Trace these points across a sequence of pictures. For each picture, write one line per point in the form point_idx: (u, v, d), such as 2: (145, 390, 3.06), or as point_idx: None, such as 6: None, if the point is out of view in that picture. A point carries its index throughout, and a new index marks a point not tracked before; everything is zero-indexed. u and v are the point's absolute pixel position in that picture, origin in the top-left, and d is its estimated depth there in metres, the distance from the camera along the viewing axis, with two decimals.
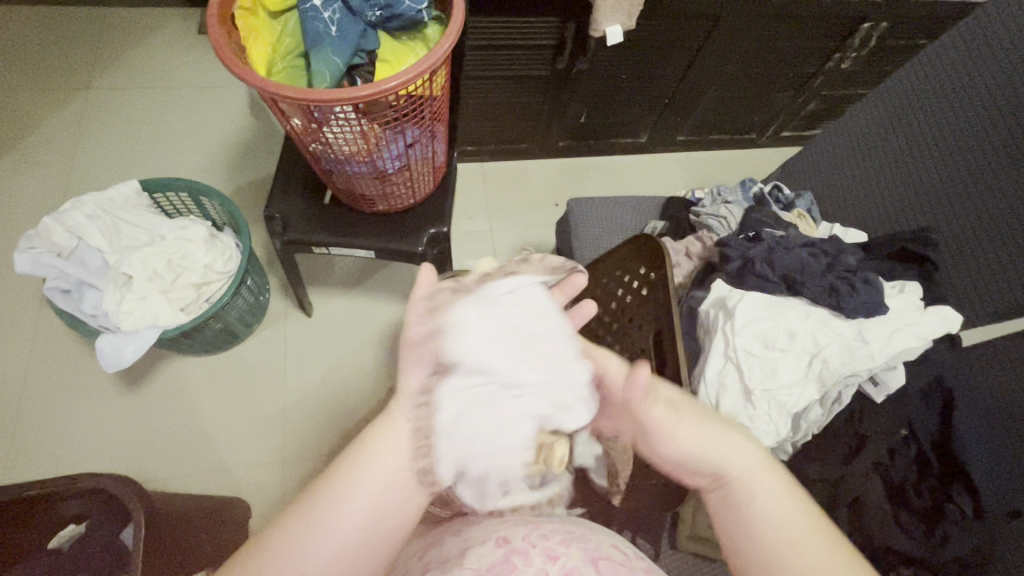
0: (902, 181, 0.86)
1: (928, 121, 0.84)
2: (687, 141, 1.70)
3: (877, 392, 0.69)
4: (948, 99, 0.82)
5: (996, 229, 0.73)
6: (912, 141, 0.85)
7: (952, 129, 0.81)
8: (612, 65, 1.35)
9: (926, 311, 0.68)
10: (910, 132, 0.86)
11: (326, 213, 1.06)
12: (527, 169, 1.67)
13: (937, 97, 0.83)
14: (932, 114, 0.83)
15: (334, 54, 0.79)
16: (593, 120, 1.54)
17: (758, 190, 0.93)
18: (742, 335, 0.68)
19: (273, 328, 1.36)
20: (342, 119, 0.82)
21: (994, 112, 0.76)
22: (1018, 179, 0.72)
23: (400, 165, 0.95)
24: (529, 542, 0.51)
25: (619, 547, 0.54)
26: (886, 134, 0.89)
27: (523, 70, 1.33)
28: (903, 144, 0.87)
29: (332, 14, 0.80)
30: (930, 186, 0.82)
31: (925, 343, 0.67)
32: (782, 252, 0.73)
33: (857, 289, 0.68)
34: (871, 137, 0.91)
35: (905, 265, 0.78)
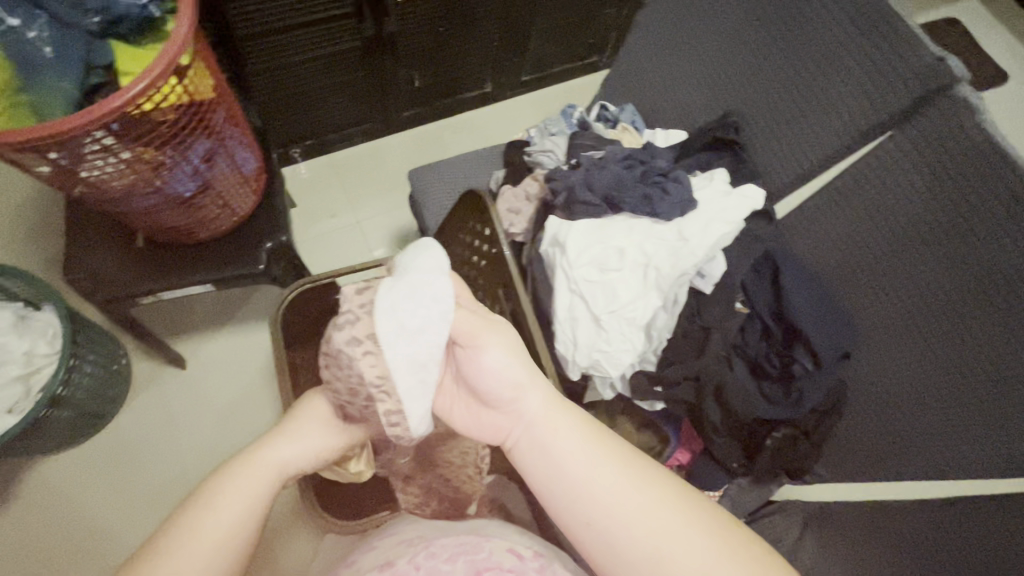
0: (696, 67, 0.84)
1: (704, 9, 0.82)
2: (535, 80, 1.66)
3: (705, 284, 0.71)
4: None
5: (778, 96, 0.74)
6: (693, 26, 0.84)
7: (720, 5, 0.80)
8: (423, 20, 1.27)
9: (732, 193, 0.70)
10: (691, 16, 0.84)
11: (144, 255, 0.94)
12: (380, 148, 1.57)
13: None
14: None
15: (60, 79, 0.68)
16: (428, 82, 1.46)
17: (579, 114, 0.91)
18: (575, 269, 0.68)
19: (146, 394, 1.23)
20: (100, 153, 0.71)
21: None
22: (788, 46, 0.72)
23: (201, 184, 0.84)
24: (412, 567, 0.55)
25: (515, 549, 0.59)
26: (672, 27, 0.87)
27: (329, 49, 1.21)
28: (689, 30, 0.85)
29: (40, 32, 0.67)
30: (717, 68, 0.81)
31: (735, 225, 0.68)
32: (598, 171, 0.72)
33: (668, 191, 0.70)
34: (662, 37, 0.89)
35: (717, 153, 0.78)
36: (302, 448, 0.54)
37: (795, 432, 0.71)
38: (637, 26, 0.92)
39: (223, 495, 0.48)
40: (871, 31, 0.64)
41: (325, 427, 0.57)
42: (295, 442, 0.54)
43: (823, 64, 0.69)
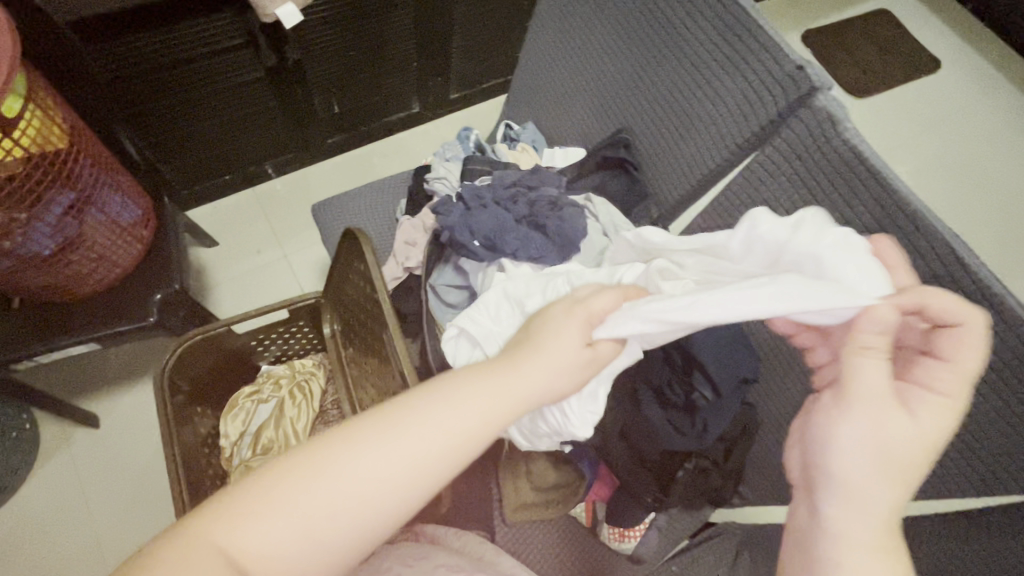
0: (584, 85, 0.81)
1: (584, 22, 0.78)
2: (463, 96, 1.62)
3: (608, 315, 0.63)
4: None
5: (659, 111, 0.71)
6: (574, 41, 0.81)
7: (595, 18, 0.77)
8: (327, 45, 1.22)
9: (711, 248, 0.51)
10: (573, 30, 0.81)
11: (20, 317, 0.87)
12: (307, 177, 1.52)
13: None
14: (581, 8, 0.78)
15: None
16: (348, 106, 1.42)
17: (476, 138, 0.88)
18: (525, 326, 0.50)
19: (58, 457, 1.15)
20: None
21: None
22: (663, 60, 0.69)
23: (65, 240, 0.78)
24: None
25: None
26: (556, 41, 0.83)
27: (230, 79, 1.16)
28: (572, 45, 0.81)
29: None
30: (601, 85, 0.78)
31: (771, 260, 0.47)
32: (479, 211, 0.69)
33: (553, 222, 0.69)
34: (550, 52, 0.85)
35: (609, 173, 0.76)
36: (544, 382, 0.43)
37: (701, 462, 0.68)
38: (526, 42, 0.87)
39: (423, 412, 0.39)
40: (731, 43, 0.62)
41: (580, 351, 0.45)
42: (543, 374, 0.43)
43: (695, 77, 0.66)
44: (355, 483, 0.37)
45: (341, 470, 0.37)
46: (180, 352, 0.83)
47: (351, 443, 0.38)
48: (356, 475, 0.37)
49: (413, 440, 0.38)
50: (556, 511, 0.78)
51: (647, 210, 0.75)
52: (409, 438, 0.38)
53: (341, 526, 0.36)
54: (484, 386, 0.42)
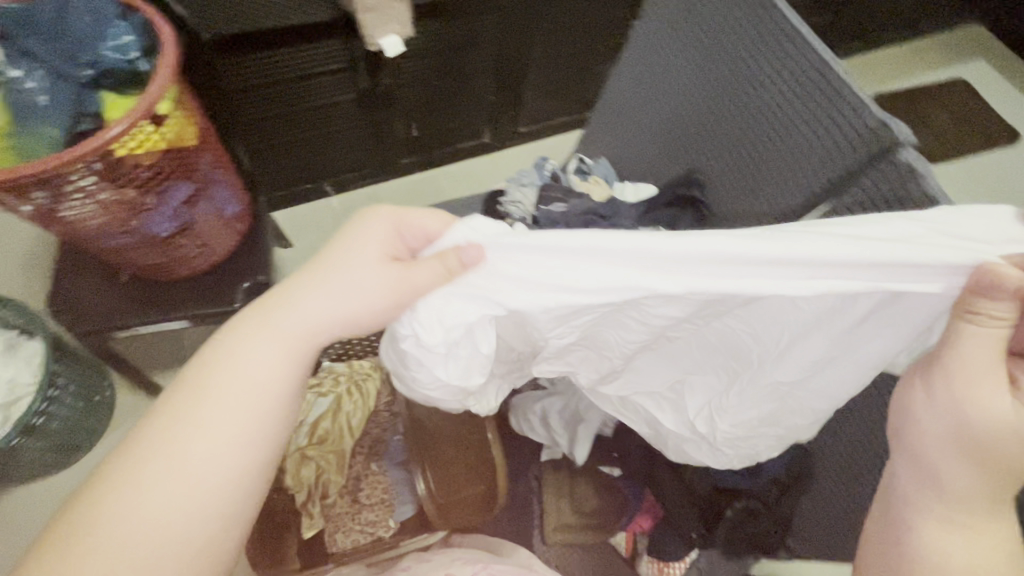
0: (662, 128, 0.87)
1: (668, 69, 0.84)
2: (532, 131, 1.69)
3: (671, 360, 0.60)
4: (660, 35, 0.85)
5: (729, 154, 0.76)
6: (657, 86, 0.86)
7: (671, 60, 0.83)
8: (416, 72, 1.32)
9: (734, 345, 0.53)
10: (651, 70, 0.87)
11: (125, 290, 0.97)
12: (378, 193, 1.61)
13: (668, 43, 0.83)
14: (660, 53, 0.85)
15: (47, 120, 0.72)
16: (426, 130, 1.51)
17: (551, 168, 0.93)
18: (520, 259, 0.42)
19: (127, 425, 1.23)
20: (79, 192, 0.74)
21: (710, 49, 0.76)
22: (740, 115, 0.73)
23: (179, 225, 0.88)
24: None
25: None
26: (635, 83, 0.91)
27: (328, 98, 1.27)
28: (650, 86, 0.88)
29: (35, 81, 0.73)
30: (673, 122, 0.84)
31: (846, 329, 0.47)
32: None
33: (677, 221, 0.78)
34: (634, 93, 0.91)
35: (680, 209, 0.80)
36: (337, 300, 0.47)
37: (752, 504, 0.67)
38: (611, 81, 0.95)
39: (223, 396, 0.46)
40: (797, 83, 0.65)
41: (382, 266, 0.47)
42: (339, 297, 0.47)
43: (766, 114, 0.69)
44: (165, 494, 0.44)
45: (145, 496, 0.43)
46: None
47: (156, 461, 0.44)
48: (170, 484, 0.44)
49: (222, 430, 0.45)
50: (594, 535, 0.79)
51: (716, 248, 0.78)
52: (199, 444, 0.44)
53: (191, 508, 0.44)
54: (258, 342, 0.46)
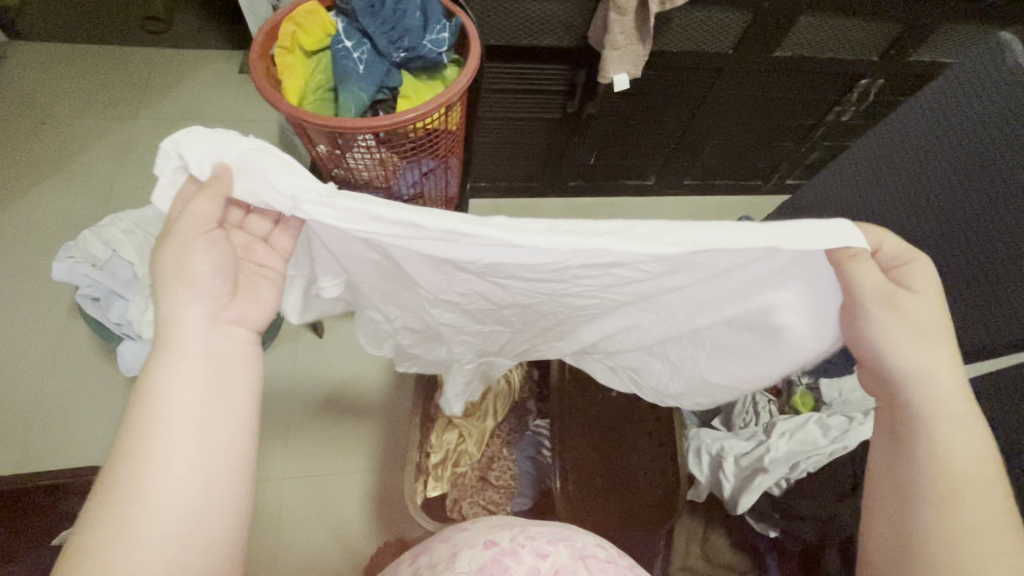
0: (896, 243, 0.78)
1: (918, 182, 0.75)
2: (694, 186, 1.75)
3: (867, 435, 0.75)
4: (947, 108, 0.73)
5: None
6: (894, 197, 0.78)
7: (950, 142, 0.72)
8: (620, 109, 1.41)
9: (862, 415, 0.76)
10: (916, 145, 0.76)
11: None
12: (540, 206, 1.71)
13: (926, 153, 0.75)
14: (937, 128, 0.74)
15: (360, 88, 0.86)
16: (603, 161, 1.59)
17: None
18: (525, 234, 0.48)
19: (285, 347, 1.35)
20: (365, 147, 0.88)
21: (987, 166, 0.68)
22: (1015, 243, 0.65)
23: (415, 192, 1.01)
24: (519, 543, 0.52)
25: (603, 547, 0.56)
26: (887, 151, 0.80)
27: (538, 114, 1.40)
28: (903, 161, 0.77)
29: (361, 54, 0.87)
30: (920, 215, 0.75)
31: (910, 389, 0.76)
32: None
33: None
34: (858, 202, 0.83)
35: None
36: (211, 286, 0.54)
37: None
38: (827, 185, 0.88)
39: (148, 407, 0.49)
40: None
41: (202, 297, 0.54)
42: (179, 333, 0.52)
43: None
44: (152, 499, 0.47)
45: (136, 541, 0.46)
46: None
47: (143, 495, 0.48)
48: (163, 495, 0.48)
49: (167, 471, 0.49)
50: None
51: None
52: (164, 472, 0.48)
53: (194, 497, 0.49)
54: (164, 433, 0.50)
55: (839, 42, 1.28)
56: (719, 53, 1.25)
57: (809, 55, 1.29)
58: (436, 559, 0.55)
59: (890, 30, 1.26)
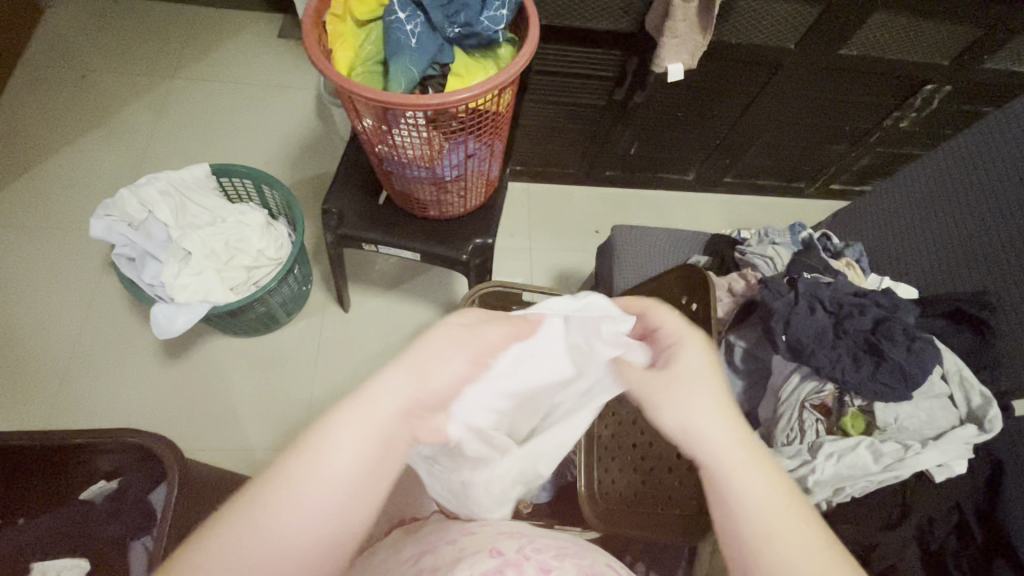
0: (956, 263, 0.86)
1: (975, 213, 0.85)
2: (735, 183, 1.69)
3: (937, 472, 0.68)
4: (1001, 154, 0.84)
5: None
6: (953, 224, 0.87)
7: (999, 185, 0.83)
8: (667, 101, 1.36)
9: (949, 447, 0.67)
10: (967, 183, 0.87)
11: (380, 211, 1.09)
12: (574, 194, 1.67)
13: (981, 190, 0.85)
14: (987, 171, 0.85)
15: (411, 63, 0.83)
16: (643, 153, 1.54)
17: (807, 235, 0.94)
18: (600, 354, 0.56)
19: (310, 319, 1.35)
20: (412, 124, 0.85)
21: None
22: None
23: (457, 174, 0.98)
24: (524, 556, 0.50)
25: (612, 566, 0.53)
26: (939, 186, 0.91)
27: (583, 99, 1.35)
28: (952, 207, 0.88)
29: (414, 27, 0.84)
30: (970, 242, 0.85)
31: (987, 428, 0.68)
32: (805, 314, 0.73)
33: (913, 346, 0.69)
34: (917, 226, 0.92)
35: (958, 325, 0.80)
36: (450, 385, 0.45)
37: None
38: (882, 211, 0.97)
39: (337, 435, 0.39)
40: None
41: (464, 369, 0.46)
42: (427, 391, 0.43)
43: None
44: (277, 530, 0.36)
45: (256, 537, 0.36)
46: (472, 299, 0.99)
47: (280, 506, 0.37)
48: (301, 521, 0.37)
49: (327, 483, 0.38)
50: None
51: (991, 381, 0.77)
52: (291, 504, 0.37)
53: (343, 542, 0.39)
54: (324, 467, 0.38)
55: (908, 44, 1.21)
56: (780, 48, 1.20)
57: (875, 55, 1.22)
58: (437, 564, 0.53)
59: (966, 34, 1.18)
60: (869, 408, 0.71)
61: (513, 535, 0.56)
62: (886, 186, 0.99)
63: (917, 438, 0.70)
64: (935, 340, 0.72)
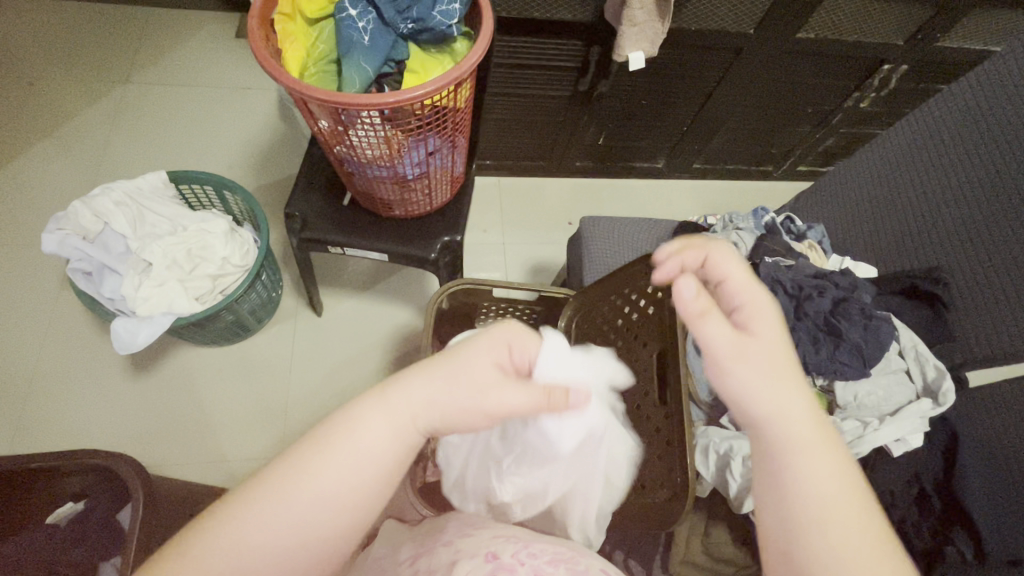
0: (913, 240, 0.88)
1: (929, 190, 0.87)
2: (704, 169, 1.70)
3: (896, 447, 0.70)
4: (954, 130, 0.85)
5: (992, 271, 0.77)
6: (908, 203, 0.89)
7: (955, 162, 0.84)
8: (631, 89, 1.35)
9: (906, 420, 0.69)
10: (923, 161, 0.88)
11: (345, 213, 1.07)
12: (546, 186, 1.66)
13: (934, 168, 0.87)
14: (944, 146, 0.86)
15: (365, 61, 0.81)
16: (612, 142, 1.54)
17: (769, 219, 0.96)
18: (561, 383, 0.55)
19: (283, 325, 1.32)
20: (369, 124, 0.84)
21: (986, 180, 0.80)
22: (1010, 246, 0.75)
23: (420, 172, 0.96)
24: (518, 560, 0.51)
25: (606, 571, 0.54)
26: (895, 165, 0.92)
27: (547, 91, 1.34)
28: (908, 186, 0.90)
29: (366, 24, 0.82)
30: (929, 219, 0.86)
31: (943, 402, 0.70)
32: None
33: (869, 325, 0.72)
34: (876, 205, 0.94)
35: (914, 302, 0.83)
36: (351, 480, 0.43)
37: None
38: (840, 192, 0.99)
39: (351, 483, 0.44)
40: None
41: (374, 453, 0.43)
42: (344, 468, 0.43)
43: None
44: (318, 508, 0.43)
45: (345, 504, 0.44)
46: (442, 298, 0.98)
47: (232, 510, 0.40)
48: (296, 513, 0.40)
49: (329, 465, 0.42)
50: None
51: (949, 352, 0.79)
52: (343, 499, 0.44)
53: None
54: (374, 411, 0.44)
55: (863, 25, 1.22)
56: (739, 33, 1.20)
57: (831, 37, 1.23)
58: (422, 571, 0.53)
59: (919, 13, 1.20)
60: (830, 386, 0.73)
61: (487, 540, 0.55)
62: (844, 167, 1.00)
63: (875, 414, 0.72)
64: (891, 319, 0.74)
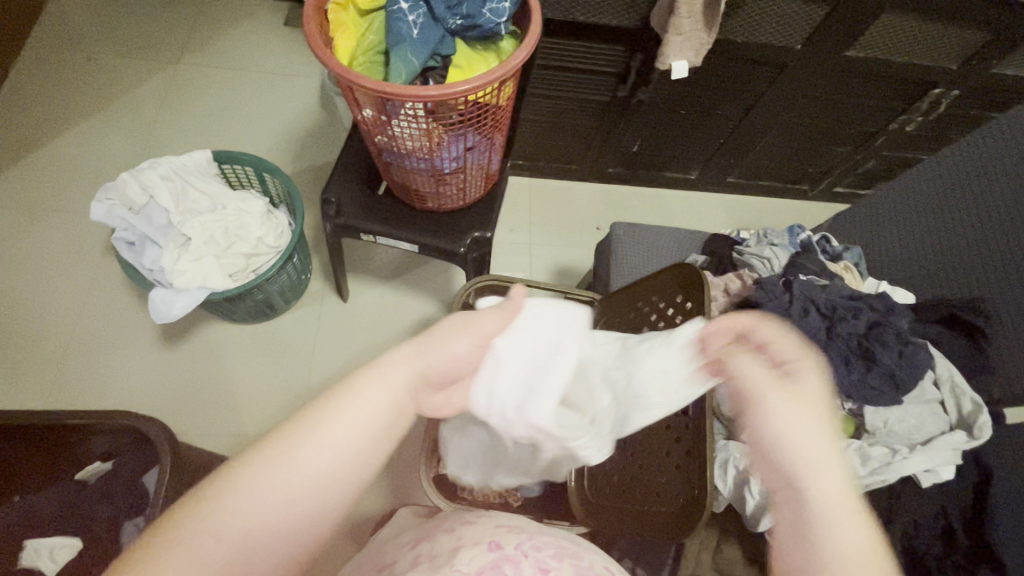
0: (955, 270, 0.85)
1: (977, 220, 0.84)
2: (738, 184, 1.68)
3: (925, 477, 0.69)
4: (1006, 159, 0.82)
5: None
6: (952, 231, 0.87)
7: (1005, 193, 0.81)
8: (670, 98, 1.34)
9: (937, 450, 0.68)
10: (971, 188, 0.86)
11: (380, 202, 1.09)
12: (575, 190, 1.66)
13: (983, 198, 0.84)
14: (994, 176, 0.83)
15: (412, 54, 0.82)
16: (646, 150, 1.54)
17: (805, 236, 0.94)
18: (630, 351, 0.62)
19: (308, 308, 1.35)
20: (410, 115, 0.85)
21: None
22: None
23: (456, 166, 0.98)
24: (523, 553, 0.52)
25: (610, 570, 0.54)
26: (941, 191, 0.90)
27: (586, 94, 1.34)
28: (954, 214, 0.87)
29: (416, 18, 0.83)
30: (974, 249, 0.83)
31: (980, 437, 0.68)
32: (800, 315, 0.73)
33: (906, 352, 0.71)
34: (918, 232, 0.91)
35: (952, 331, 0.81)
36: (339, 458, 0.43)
37: None
38: (882, 215, 0.97)
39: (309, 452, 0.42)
40: None
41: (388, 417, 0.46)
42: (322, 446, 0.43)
43: None
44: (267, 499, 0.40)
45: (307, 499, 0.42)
46: (467, 291, 0.98)
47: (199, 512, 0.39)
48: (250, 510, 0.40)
49: (319, 450, 0.42)
50: None
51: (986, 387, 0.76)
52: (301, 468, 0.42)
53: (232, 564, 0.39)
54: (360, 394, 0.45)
55: (916, 46, 1.19)
56: (787, 47, 1.19)
57: (880, 57, 1.21)
58: (434, 555, 0.53)
59: (977, 38, 1.16)
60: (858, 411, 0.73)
61: (502, 532, 0.55)
62: (887, 190, 0.98)
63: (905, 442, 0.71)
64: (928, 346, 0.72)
